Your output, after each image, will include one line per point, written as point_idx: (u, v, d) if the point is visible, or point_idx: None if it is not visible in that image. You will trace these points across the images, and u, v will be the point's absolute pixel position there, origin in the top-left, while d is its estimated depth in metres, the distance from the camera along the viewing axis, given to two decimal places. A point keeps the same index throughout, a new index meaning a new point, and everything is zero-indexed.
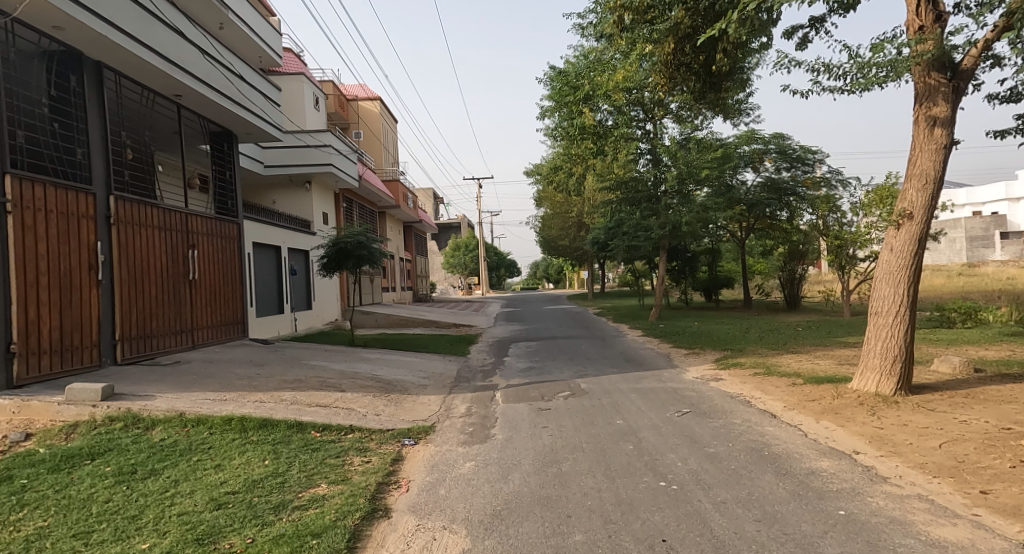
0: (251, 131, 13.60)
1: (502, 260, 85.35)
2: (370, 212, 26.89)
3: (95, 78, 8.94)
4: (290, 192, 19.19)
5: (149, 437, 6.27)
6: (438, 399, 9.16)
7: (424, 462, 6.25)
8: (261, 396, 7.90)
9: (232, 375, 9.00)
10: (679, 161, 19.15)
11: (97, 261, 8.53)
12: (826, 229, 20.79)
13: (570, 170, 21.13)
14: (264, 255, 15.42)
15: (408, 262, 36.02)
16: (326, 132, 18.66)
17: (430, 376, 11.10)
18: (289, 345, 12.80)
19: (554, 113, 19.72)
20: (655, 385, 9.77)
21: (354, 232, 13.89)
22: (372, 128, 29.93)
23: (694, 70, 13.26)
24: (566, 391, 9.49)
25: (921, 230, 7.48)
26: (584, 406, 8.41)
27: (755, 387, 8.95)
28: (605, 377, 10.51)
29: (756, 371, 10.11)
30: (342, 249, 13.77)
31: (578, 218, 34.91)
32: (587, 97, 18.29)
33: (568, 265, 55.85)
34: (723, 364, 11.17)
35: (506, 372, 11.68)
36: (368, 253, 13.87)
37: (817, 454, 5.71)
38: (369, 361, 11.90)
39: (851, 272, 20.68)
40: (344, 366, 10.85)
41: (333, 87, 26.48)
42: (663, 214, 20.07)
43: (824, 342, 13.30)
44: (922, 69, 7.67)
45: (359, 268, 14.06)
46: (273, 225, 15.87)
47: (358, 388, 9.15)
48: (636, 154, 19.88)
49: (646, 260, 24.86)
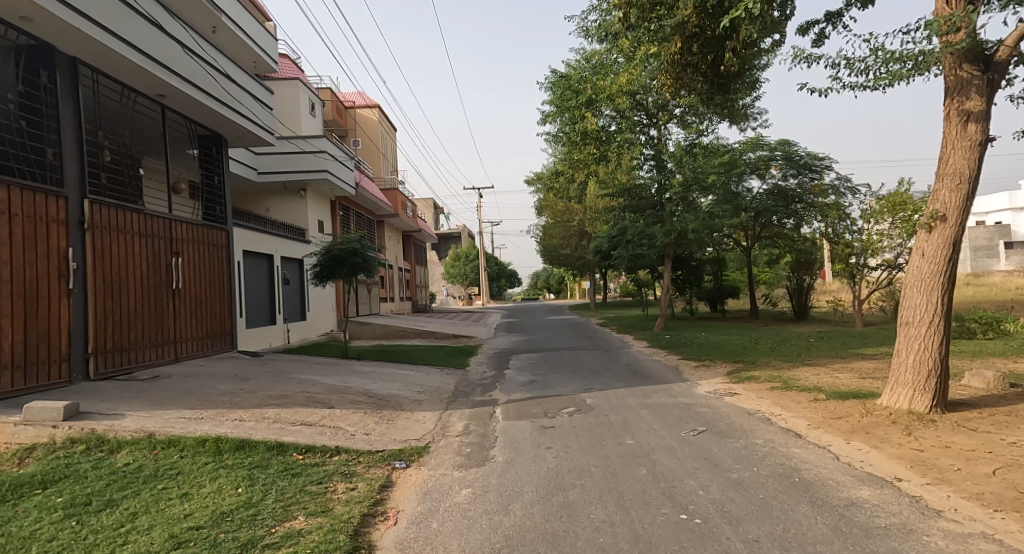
0: (242, 135, 13.10)
1: (503, 271, 84.78)
2: (368, 221, 26.40)
3: (71, 74, 8.38)
4: (284, 200, 18.63)
5: (111, 462, 5.68)
6: (434, 415, 8.55)
7: (416, 489, 5.64)
8: (241, 414, 7.29)
9: (213, 391, 8.40)
10: (685, 167, 18.57)
11: (69, 268, 7.96)
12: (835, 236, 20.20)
13: (571, 176, 20.62)
14: (254, 264, 14.83)
15: (407, 272, 35.42)
16: (323, 138, 18.22)
17: (426, 390, 10.48)
18: (279, 359, 12.19)
19: (555, 119, 19.29)
20: (666, 401, 9.16)
21: (349, 239, 13.34)
22: (371, 137, 29.49)
23: (702, 70, 12.79)
24: (571, 408, 8.87)
25: (956, 234, 6.91)
26: (591, 425, 7.79)
27: (775, 403, 8.35)
28: (611, 392, 9.91)
29: (773, 386, 9.48)
30: (336, 257, 13.17)
31: (580, 227, 34.34)
32: (590, 101, 18.00)
33: (569, 275, 55.19)
34: (737, 377, 10.57)
35: (507, 387, 11.06)
36: (365, 261, 13.29)
37: (855, 481, 5.09)
38: (362, 374, 11.31)
39: (863, 281, 19.87)
40: (335, 381, 10.24)
41: (330, 93, 26.06)
42: (669, 222, 19.33)
43: (840, 354, 12.69)
44: (952, 61, 7.13)
45: (355, 277, 13.45)
46: (265, 232, 15.30)
47: (349, 404, 8.55)
48: (639, 161, 19.39)
49: (649, 269, 24.11)
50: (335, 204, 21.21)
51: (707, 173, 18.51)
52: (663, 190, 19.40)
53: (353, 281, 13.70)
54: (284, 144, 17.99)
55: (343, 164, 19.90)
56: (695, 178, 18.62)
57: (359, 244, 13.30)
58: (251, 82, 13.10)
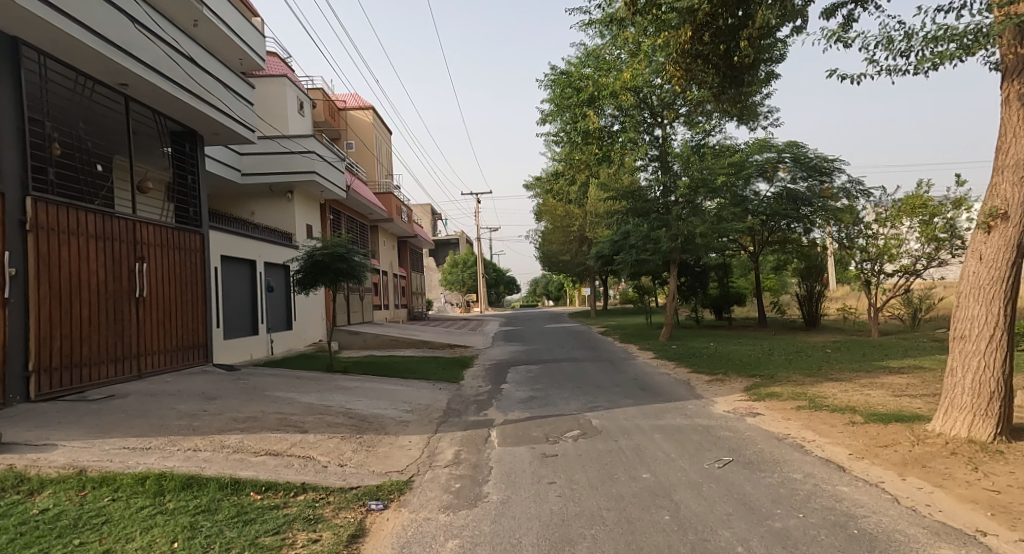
0: (219, 131, 12.14)
1: (501, 278, 83.86)
2: (361, 226, 25.48)
3: (12, 56, 7.45)
4: (270, 203, 17.69)
5: (25, 508, 4.70)
6: (421, 441, 7.59)
7: (393, 539, 4.68)
8: (197, 442, 6.33)
9: (171, 412, 7.44)
10: (692, 168, 17.67)
11: (5, 275, 6.99)
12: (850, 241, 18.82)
13: (572, 178, 19.73)
14: (234, 270, 13.88)
15: (402, 279, 34.51)
16: (310, 138, 17.31)
17: (415, 409, 9.52)
18: (256, 374, 11.23)
19: (556, 118, 18.41)
20: (681, 422, 8.20)
21: (334, 243, 12.43)
22: (364, 139, 28.59)
23: (714, 62, 11.91)
24: (575, 431, 7.90)
25: (1020, 235, 5.96)
26: (599, 453, 6.83)
27: (805, 426, 7.40)
28: (619, 412, 8.95)
29: (799, 405, 8.54)
30: (319, 262, 12.25)
31: (580, 233, 33.43)
32: (592, 99, 17.18)
33: (569, 282, 54.21)
34: (756, 394, 9.63)
35: (504, 404, 10.09)
36: (351, 266, 12.34)
37: (929, 535, 4.15)
38: (345, 391, 10.34)
39: (878, 287, 18.78)
40: (314, 399, 9.27)
41: (322, 94, 25.17)
42: (674, 226, 18.40)
43: (864, 367, 11.75)
44: (1011, 36, 6.24)
45: (340, 283, 12.50)
46: (246, 237, 14.35)
47: (325, 428, 7.58)
48: (642, 163, 18.51)
49: (653, 276, 23.17)
50: (326, 208, 20.28)
51: (715, 174, 17.60)
52: (669, 192, 18.49)
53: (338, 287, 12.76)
54: (270, 144, 17.08)
55: (333, 166, 18.98)
56: (703, 180, 17.71)
57: (345, 249, 12.38)
58: (227, 75, 12.17)
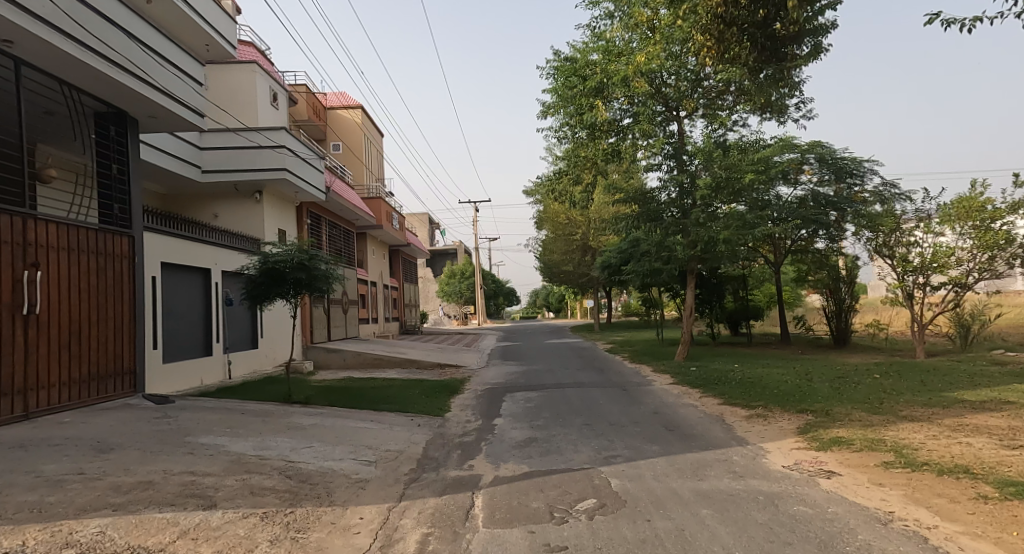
0: (155, 111, 10.04)
1: (501, 290, 81.80)
2: (346, 233, 23.44)
3: None
4: (235, 204, 15.59)
5: None
6: (376, 517, 5.45)
7: None
8: (26, 538, 4.19)
9: (27, 476, 5.32)
10: (714, 166, 15.60)
11: None
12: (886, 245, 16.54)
13: (577, 178, 17.72)
14: (181, 281, 11.74)
15: (393, 290, 32.40)
16: (282, 130, 15.33)
17: (381, 460, 7.38)
18: (192, 407, 9.10)
19: (559, 110, 16.46)
20: (733, 486, 6.07)
21: (292, 247, 10.15)
22: (351, 141, 26.60)
23: (751, 33, 9.88)
24: (590, 501, 5.76)
25: None
26: (629, 545, 4.69)
27: (913, 500, 5.29)
28: (646, 468, 6.82)
29: (885, 461, 6.41)
30: (273, 270, 9.92)
31: (583, 242, 31.40)
32: (600, 89, 15.26)
33: (570, 294, 52.13)
34: (819, 442, 7.51)
35: (496, 452, 7.96)
36: (313, 277, 10.10)
37: None
38: (296, 432, 8.20)
39: (922, 302, 16.71)
40: (248, 447, 7.13)
41: (304, 90, 23.19)
42: (692, 232, 16.33)
43: (938, 401, 9.62)
44: None
45: (297, 296, 10.25)
46: (198, 241, 12.21)
47: (243, 499, 5.45)
48: (654, 163, 16.49)
49: (665, 288, 21.07)
50: (303, 211, 18.22)
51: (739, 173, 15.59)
52: (686, 194, 16.41)
53: (295, 301, 10.49)
54: (236, 137, 15.01)
55: (310, 164, 16.92)
56: (727, 180, 15.67)
57: (306, 255, 10.14)
58: (165, 45, 10.18)
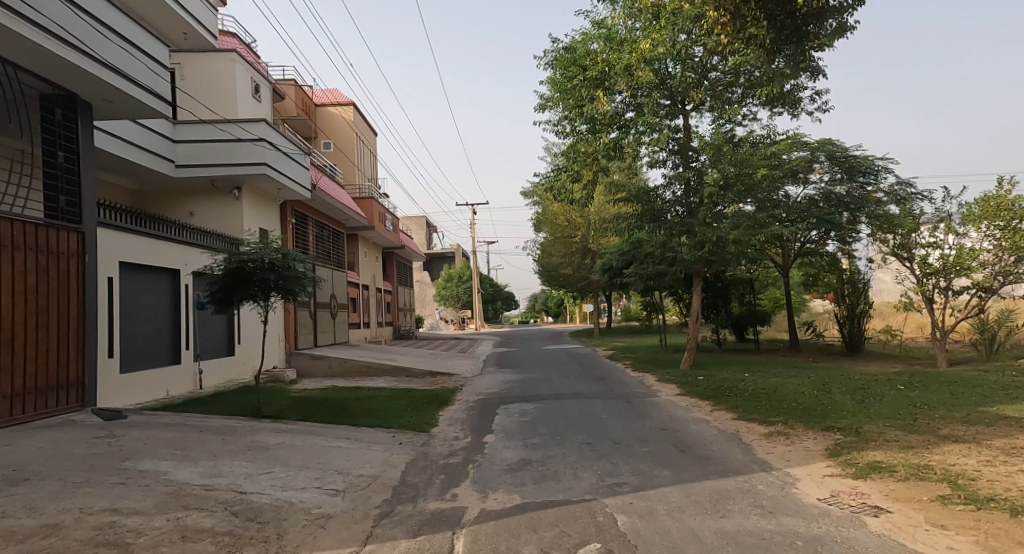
0: (110, 96, 9.06)
1: (500, 294, 80.77)
2: (336, 234, 22.47)
3: None
4: (212, 201, 14.61)
5: None
6: None
7: None
8: None
9: None
10: (723, 162, 14.65)
11: None
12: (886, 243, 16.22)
13: (577, 176, 16.76)
14: (146, 283, 10.77)
15: (387, 294, 31.41)
16: (262, 122, 14.48)
17: (350, 488, 6.38)
18: (144, 424, 8.10)
19: (558, 104, 15.54)
20: (764, 526, 5.07)
21: (258, 245, 9.19)
22: (342, 139, 25.68)
23: (771, 10, 8.88)
24: (594, 546, 4.76)
25: None
26: None
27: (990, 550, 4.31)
28: (658, 500, 5.83)
29: (941, 495, 5.43)
30: (237, 272, 8.96)
31: (582, 245, 30.46)
32: (603, 79, 14.33)
33: (570, 298, 51.12)
34: (856, 468, 6.52)
35: (485, 477, 6.97)
36: (283, 277, 9.12)
37: None
38: (257, 454, 7.19)
39: (943, 307, 15.74)
40: (195, 474, 6.13)
41: (293, 85, 22.25)
42: (699, 233, 15.37)
43: (979, 417, 8.63)
44: None
45: (267, 299, 9.27)
46: (167, 240, 11.24)
47: (169, 547, 4.44)
48: (658, 159, 15.56)
49: (669, 292, 20.10)
50: (287, 210, 17.24)
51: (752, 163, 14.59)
52: (692, 191, 15.44)
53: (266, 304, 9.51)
54: (211, 129, 14.09)
55: (293, 159, 15.95)
56: (736, 177, 14.73)
57: (275, 253, 9.17)
58: (121, 22, 9.18)
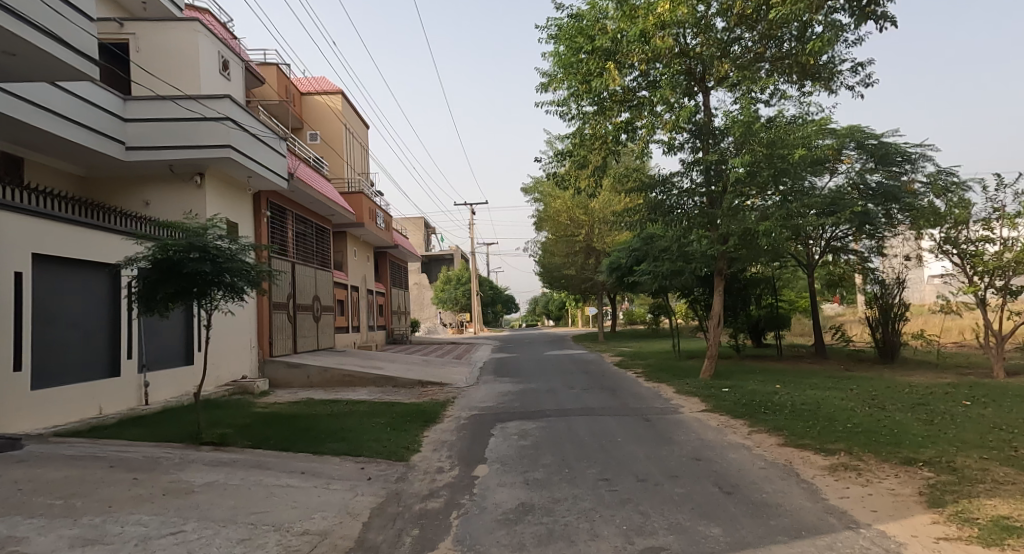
0: (10, 45, 7.30)
1: (500, 297, 79.04)
2: (320, 231, 20.73)
3: None
4: (171, 189, 12.87)
5: None
6: None
7: None
8: None
9: None
10: (751, 144, 12.92)
11: None
12: (933, 239, 14.32)
13: (585, 163, 15.00)
14: (72, 282, 9.04)
15: (379, 296, 29.65)
16: (226, 100, 12.74)
17: None
18: (39, 458, 6.32)
19: (564, 79, 13.81)
20: None
21: (188, 231, 7.43)
22: (329, 130, 23.92)
23: None
24: None
25: None
26: None
27: None
28: None
29: None
30: (162, 264, 7.19)
31: (586, 244, 28.71)
32: (616, 46, 12.60)
33: (572, 300, 49.36)
34: (980, 526, 4.76)
35: (473, 535, 5.21)
36: (219, 268, 7.31)
37: None
38: (172, 503, 5.42)
39: (998, 309, 13.98)
40: (64, 541, 4.36)
41: (273, 69, 20.50)
42: (723, 224, 13.63)
43: None
44: None
45: (204, 298, 7.45)
46: (103, 232, 9.51)
47: None
48: (677, 142, 13.80)
49: (683, 293, 18.35)
50: (261, 202, 15.52)
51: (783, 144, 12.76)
52: (714, 180, 13.71)
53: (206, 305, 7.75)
54: (167, 106, 12.36)
55: (265, 144, 14.23)
56: (766, 162, 12.82)
57: (208, 239, 7.39)
58: None
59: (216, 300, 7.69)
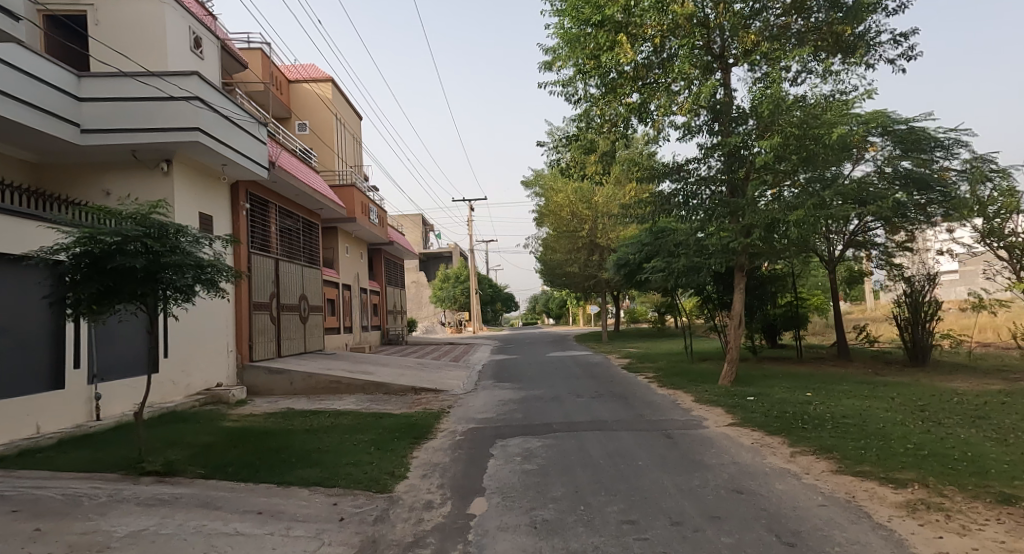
0: None
1: (499, 295, 77.71)
2: (308, 225, 19.46)
3: None
4: (135, 178, 11.61)
5: None
6: None
7: None
8: None
9: None
10: (781, 124, 11.62)
11: None
12: None
13: (593, 149, 13.71)
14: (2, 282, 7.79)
15: (373, 295, 28.38)
16: (195, 77, 11.50)
17: None
18: None
19: (571, 54, 12.52)
20: None
21: (120, 217, 6.16)
22: (319, 119, 22.61)
23: None
24: None
25: None
26: None
27: None
28: None
29: None
30: (84, 257, 5.92)
31: (589, 240, 27.44)
32: (630, 13, 11.32)
33: (575, 299, 48.04)
34: None
35: None
36: (154, 261, 6.05)
37: None
38: None
39: None
40: None
41: (258, 52, 19.18)
42: (746, 215, 12.35)
43: None
44: None
45: (139, 298, 6.18)
46: (42, 223, 8.26)
47: None
48: (696, 123, 12.50)
49: (697, 290, 17.09)
50: (239, 193, 14.28)
51: (819, 122, 11.44)
52: (736, 166, 12.49)
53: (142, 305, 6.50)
54: (130, 85, 11.08)
55: (242, 127, 12.98)
56: (795, 144, 11.64)
57: (143, 227, 6.14)
58: None
59: (155, 300, 6.42)
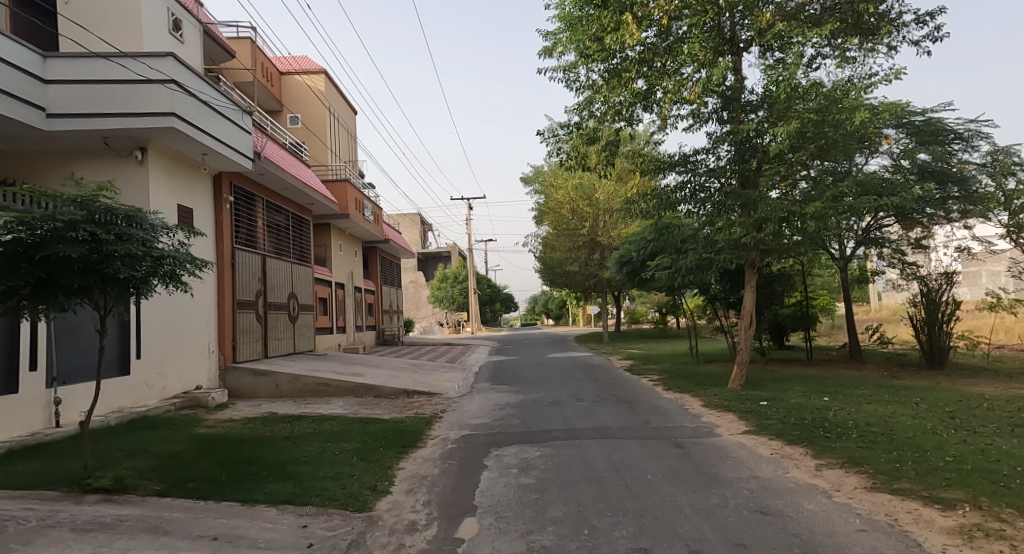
0: None
1: (498, 295, 76.98)
2: (298, 221, 18.73)
3: None
4: (107, 166, 10.86)
5: None
6: None
7: None
8: None
9: None
10: (797, 110, 10.90)
11: None
12: None
13: (596, 140, 12.98)
14: None
15: (368, 294, 27.64)
16: (170, 58, 10.74)
17: None
18: None
19: (573, 36, 11.79)
20: None
21: (60, 200, 5.40)
22: (312, 112, 21.89)
23: None
24: None
25: None
26: None
27: None
28: None
29: None
30: (13, 245, 5.20)
31: (590, 238, 26.73)
32: None
33: (576, 299, 47.31)
34: None
35: None
36: (93, 250, 5.28)
37: None
38: None
39: None
40: None
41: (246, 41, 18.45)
42: (758, 208, 11.63)
43: None
44: None
45: (77, 293, 5.43)
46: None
47: None
48: (706, 110, 11.78)
49: (703, 290, 16.37)
50: (222, 185, 13.53)
51: (839, 106, 10.71)
52: (747, 156, 11.80)
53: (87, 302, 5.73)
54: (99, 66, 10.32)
55: (222, 114, 12.23)
56: (813, 132, 10.90)
57: (84, 212, 5.37)
58: None
59: (100, 297, 5.65)
